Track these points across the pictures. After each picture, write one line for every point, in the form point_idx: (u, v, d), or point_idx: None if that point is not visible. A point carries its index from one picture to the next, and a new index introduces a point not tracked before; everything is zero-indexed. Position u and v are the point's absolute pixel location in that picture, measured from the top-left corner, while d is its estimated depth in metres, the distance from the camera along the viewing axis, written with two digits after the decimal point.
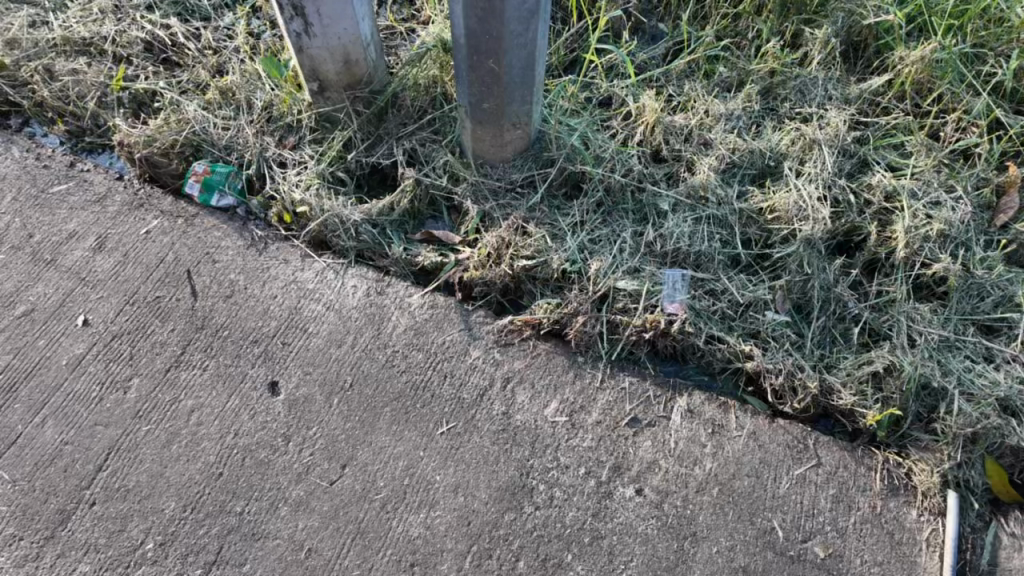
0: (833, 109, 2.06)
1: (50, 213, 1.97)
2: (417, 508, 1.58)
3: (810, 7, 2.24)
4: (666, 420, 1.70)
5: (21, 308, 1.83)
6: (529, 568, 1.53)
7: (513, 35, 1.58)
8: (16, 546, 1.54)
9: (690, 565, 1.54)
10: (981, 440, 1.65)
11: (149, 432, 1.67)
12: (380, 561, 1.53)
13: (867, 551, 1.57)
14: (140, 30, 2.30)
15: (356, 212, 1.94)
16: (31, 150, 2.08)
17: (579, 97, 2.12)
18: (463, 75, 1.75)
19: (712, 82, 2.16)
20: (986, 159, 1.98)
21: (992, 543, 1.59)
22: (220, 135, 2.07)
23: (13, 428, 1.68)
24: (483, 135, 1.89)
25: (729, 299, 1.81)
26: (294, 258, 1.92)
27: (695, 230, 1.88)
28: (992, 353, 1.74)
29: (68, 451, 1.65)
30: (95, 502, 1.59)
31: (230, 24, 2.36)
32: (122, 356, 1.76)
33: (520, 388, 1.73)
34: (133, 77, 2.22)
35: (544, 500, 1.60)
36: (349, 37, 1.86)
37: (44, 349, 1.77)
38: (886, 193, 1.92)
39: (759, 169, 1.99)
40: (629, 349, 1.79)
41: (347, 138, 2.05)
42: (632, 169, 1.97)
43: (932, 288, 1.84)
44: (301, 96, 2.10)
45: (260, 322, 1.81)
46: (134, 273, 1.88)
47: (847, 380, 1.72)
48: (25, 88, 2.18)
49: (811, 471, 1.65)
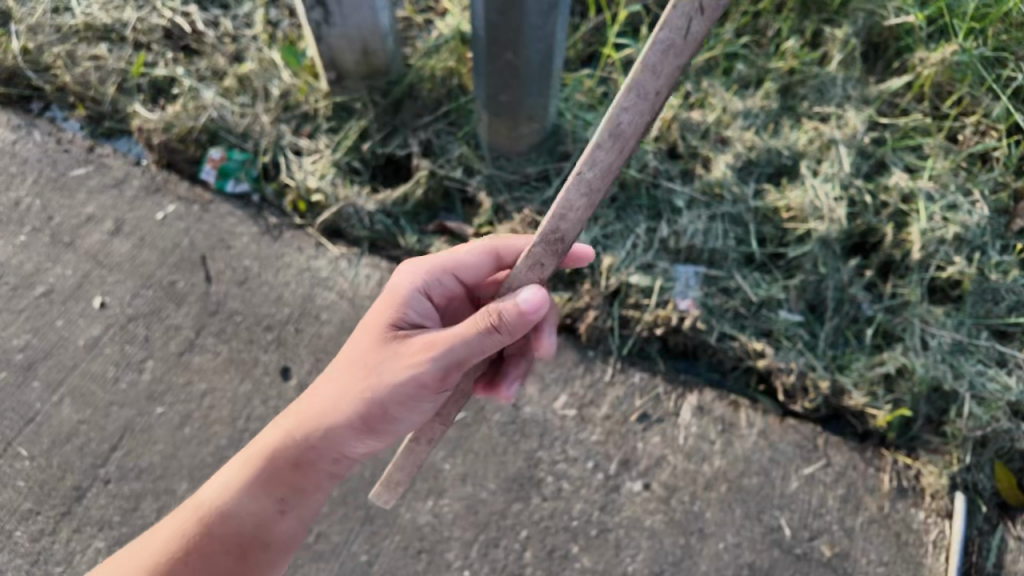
0: (852, 109, 2.05)
1: (70, 196, 1.99)
2: (425, 496, 1.60)
3: (831, 7, 2.22)
4: (675, 417, 1.69)
5: (40, 289, 1.85)
6: (535, 558, 1.55)
7: (531, 29, 1.60)
8: (33, 521, 1.61)
9: (696, 560, 1.56)
10: (991, 444, 1.65)
11: (162, 414, 1.70)
12: (387, 547, 1.55)
13: (874, 551, 1.58)
14: (161, 18, 2.31)
15: (370, 200, 1.94)
16: (52, 134, 2.10)
17: (596, 92, 2.11)
18: (481, 68, 1.75)
19: (730, 80, 2.15)
20: (1005, 163, 1.96)
21: (999, 546, 1.59)
22: (237, 122, 2.07)
23: (32, 405, 1.72)
24: (500, 129, 1.88)
25: (742, 297, 1.80)
26: (308, 247, 1.92)
27: (710, 228, 1.87)
28: (1005, 357, 1.73)
29: (84, 430, 1.69)
30: (110, 481, 1.64)
31: (249, 12, 2.34)
32: (137, 338, 1.79)
33: (531, 380, 1.72)
34: (153, 64, 2.23)
35: (552, 492, 1.61)
36: (368, 27, 1.91)
37: (61, 330, 1.80)
38: (903, 195, 1.91)
39: (775, 167, 1.99)
40: (640, 345, 1.78)
41: (362, 127, 2.05)
42: (648, 164, 1.96)
43: (946, 292, 1.84)
44: (318, 85, 2.12)
45: (273, 309, 1.83)
46: (150, 257, 1.89)
47: (859, 381, 1.71)
48: (48, 72, 2.19)
49: (821, 471, 1.65)
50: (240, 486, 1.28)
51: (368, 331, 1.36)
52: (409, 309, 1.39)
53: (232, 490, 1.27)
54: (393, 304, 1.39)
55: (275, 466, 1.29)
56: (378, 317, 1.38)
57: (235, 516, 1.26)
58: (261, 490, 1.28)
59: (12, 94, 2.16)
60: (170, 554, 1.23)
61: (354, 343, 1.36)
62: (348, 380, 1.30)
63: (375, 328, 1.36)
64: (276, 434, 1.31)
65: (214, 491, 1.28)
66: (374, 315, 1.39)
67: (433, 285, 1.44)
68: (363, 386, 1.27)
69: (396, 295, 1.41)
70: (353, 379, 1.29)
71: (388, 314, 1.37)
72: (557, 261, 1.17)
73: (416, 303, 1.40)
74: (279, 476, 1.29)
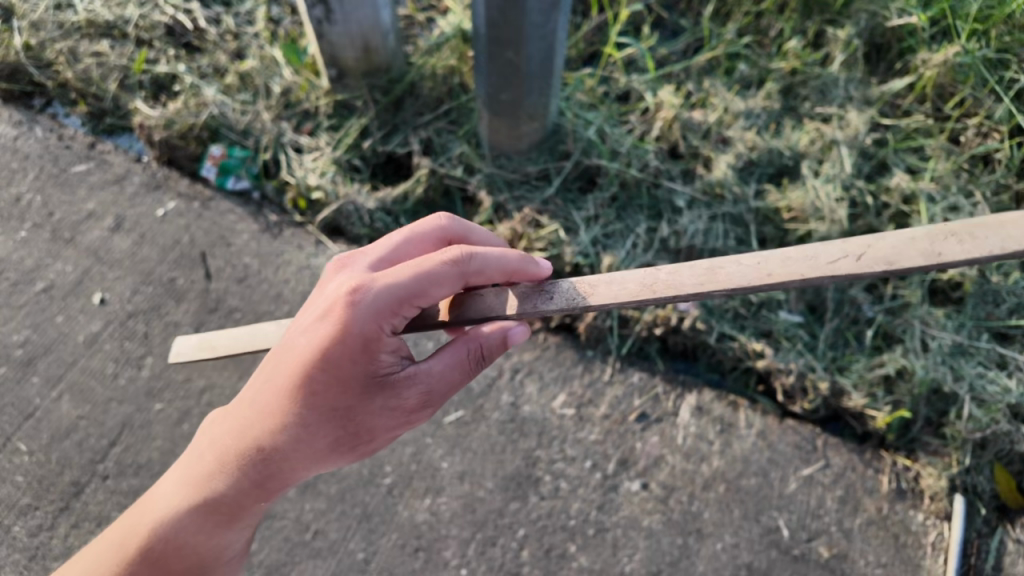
0: (853, 109, 2.04)
1: (71, 192, 1.99)
2: (423, 495, 1.60)
3: (834, 7, 2.22)
4: (673, 417, 1.69)
5: (41, 285, 1.85)
6: (532, 557, 1.55)
7: (532, 27, 1.59)
8: (32, 515, 1.61)
9: (694, 560, 1.55)
10: (990, 446, 1.64)
11: (161, 411, 1.70)
12: (384, 544, 1.55)
13: (872, 553, 1.57)
14: (162, 14, 2.31)
15: (370, 198, 1.93)
16: (53, 130, 2.10)
17: (597, 92, 2.11)
18: (481, 67, 1.74)
19: (732, 79, 2.15)
20: (1007, 164, 1.95)
21: (997, 548, 1.58)
22: (238, 120, 2.07)
23: (31, 401, 1.72)
24: (500, 126, 1.88)
25: (743, 297, 1.79)
26: (308, 244, 1.92)
27: (711, 227, 1.88)
28: (1006, 360, 1.73)
29: (83, 426, 1.69)
30: (108, 476, 1.64)
31: (251, 9, 2.34)
32: (137, 335, 1.79)
33: (529, 379, 1.72)
34: (154, 60, 2.23)
35: (550, 491, 1.61)
36: (370, 24, 1.90)
37: (61, 326, 1.80)
38: (905, 196, 1.90)
39: (776, 168, 1.98)
40: (640, 344, 1.78)
41: (363, 125, 2.05)
42: (649, 163, 1.96)
43: (947, 293, 1.83)
44: (319, 83, 2.12)
45: (273, 306, 1.82)
46: (150, 254, 1.90)
47: (859, 382, 1.70)
48: (49, 68, 2.19)
49: (820, 471, 1.64)
50: (185, 523, 1.23)
51: (331, 374, 1.15)
52: (381, 356, 1.17)
53: (177, 525, 1.23)
54: (362, 353, 1.15)
55: (239, 503, 1.23)
56: (341, 367, 1.15)
57: (203, 548, 1.24)
58: (235, 529, 1.25)
59: (14, 91, 2.17)
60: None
61: (313, 386, 1.16)
62: (339, 434, 1.19)
63: (339, 371, 1.15)
64: (248, 485, 1.22)
65: (159, 521, 1.24)
66: (333, 356, 1.15)
67: (398, 317, 1.17)
68: (359, 437, 1.19)
69: (355, 342, 1.15)
70: (327, 430, 1.18)
71: (361, 365, 1.16)
72: (550, 310, 1.20)
73: (388, 347, 1.18)
74: (254, 508, 1.25)
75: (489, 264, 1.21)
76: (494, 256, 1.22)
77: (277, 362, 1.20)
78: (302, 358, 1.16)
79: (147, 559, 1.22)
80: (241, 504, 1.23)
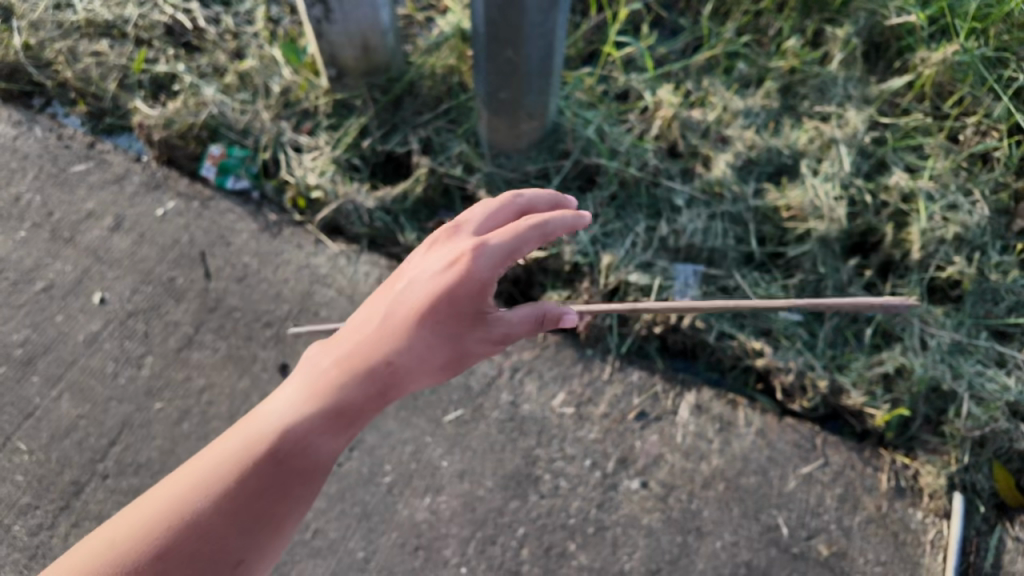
0: (852, 108, 2.04)
1: (70, 191, 1.99)
2: (423, 493, 1.60)
3: (833, 6, 2.22)
4: (673, 416, 1.69)
5: (40, 284, 1.86)
6: (532, 556, 1.55)
7: (532, 26, 1.59)
8: (32, 515, 1.61)
9: (693, 559, 1.55)
10: (989, 444, 1.64)
11: (161, 410, 1.70)
12: (384, 543, 1.55)
13: (870, 551, 1.58)
14: (162, 14, 2.31)
15: (369, 197, 1.93)
16: (52, 130, 2.10)
17: (596, 91, 2.12)
18: (481, 66, 1.74)
19: (731, 78, 2.15)
20: (1005, 163, 1.96)
21: (996, 546, 1.59)
22: (237, 119, 2.08)
23: (30, 401, 1.72)
24: (499, 126, 1.88)
25: (741, 296, 1.80)
26: (307, 243, 1.92)
27: (709, 226, 1.87)
28: (1004, 358, 1.73)
29: (83, 425, 1.69)
30: (108, 476, 1.64)
31: (250, 9, 2.34)
32: (137, 334, 1.79)
33: (529, 378, 1.72)
34: (154, 60, 2.23)
35: (550, 490, 1.61)
36: (369, 23, 1.89)
37: (61, 325, 1.80)
38: (904, 194, 1.90)
39: (775, 167, 1.98)
40: (639, 343, 1.78)
41: (362, 124, 2.05)
42: (648, 163, 1.96)
43: (945, 292, 1.83)
44: (319, 82, 2.12)
45: (273, 305, 1.82)
46: (150, 253, 1.90)
47: (858, 381, 1.70)
48: (49, 68, 2.20)
49: (819, 470, 1.64)
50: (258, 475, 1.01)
51: (448, 306, 1.15)
52: (484, 292, 1.15)
53: (253, 479, 1.01)
54: (471, 287, 1.14)
55: (312, 459, 1.03)
56: (446, 299, 1.14)
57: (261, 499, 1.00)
58: (296, 494, 1.02)
59: (13, 90, 2.17)
60: (160, 539, 0.96)
61: (423, 320, 1.14)
62: (437, 363, 1.15)
63: (456, 305, 1.15)
64: (328, 430, 1.05)
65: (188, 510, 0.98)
66: (444, 293, 1.14)
67: (496, 256, 1.15)
68: (447, 370, 1.16)
69: (459, 280, 1.14)
70: (434, 358, 1.15)
71: (467, 303, 1.15)
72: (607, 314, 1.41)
73: (488, 280, 1.15)
74: (319, 466, 1.04)
75: (561, 227, 1.17)
76: (543, 198, 1.28)
77: (387, 300, 1.19)
78: (421, 294, 1.16)
79: (197, 527, 0.97)
80: (308, 458, 1.03)
